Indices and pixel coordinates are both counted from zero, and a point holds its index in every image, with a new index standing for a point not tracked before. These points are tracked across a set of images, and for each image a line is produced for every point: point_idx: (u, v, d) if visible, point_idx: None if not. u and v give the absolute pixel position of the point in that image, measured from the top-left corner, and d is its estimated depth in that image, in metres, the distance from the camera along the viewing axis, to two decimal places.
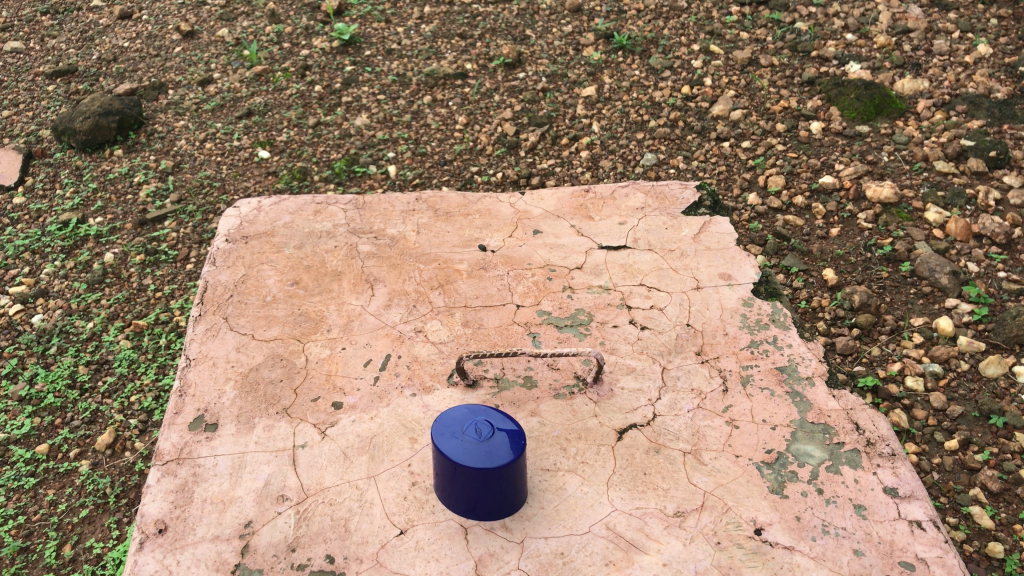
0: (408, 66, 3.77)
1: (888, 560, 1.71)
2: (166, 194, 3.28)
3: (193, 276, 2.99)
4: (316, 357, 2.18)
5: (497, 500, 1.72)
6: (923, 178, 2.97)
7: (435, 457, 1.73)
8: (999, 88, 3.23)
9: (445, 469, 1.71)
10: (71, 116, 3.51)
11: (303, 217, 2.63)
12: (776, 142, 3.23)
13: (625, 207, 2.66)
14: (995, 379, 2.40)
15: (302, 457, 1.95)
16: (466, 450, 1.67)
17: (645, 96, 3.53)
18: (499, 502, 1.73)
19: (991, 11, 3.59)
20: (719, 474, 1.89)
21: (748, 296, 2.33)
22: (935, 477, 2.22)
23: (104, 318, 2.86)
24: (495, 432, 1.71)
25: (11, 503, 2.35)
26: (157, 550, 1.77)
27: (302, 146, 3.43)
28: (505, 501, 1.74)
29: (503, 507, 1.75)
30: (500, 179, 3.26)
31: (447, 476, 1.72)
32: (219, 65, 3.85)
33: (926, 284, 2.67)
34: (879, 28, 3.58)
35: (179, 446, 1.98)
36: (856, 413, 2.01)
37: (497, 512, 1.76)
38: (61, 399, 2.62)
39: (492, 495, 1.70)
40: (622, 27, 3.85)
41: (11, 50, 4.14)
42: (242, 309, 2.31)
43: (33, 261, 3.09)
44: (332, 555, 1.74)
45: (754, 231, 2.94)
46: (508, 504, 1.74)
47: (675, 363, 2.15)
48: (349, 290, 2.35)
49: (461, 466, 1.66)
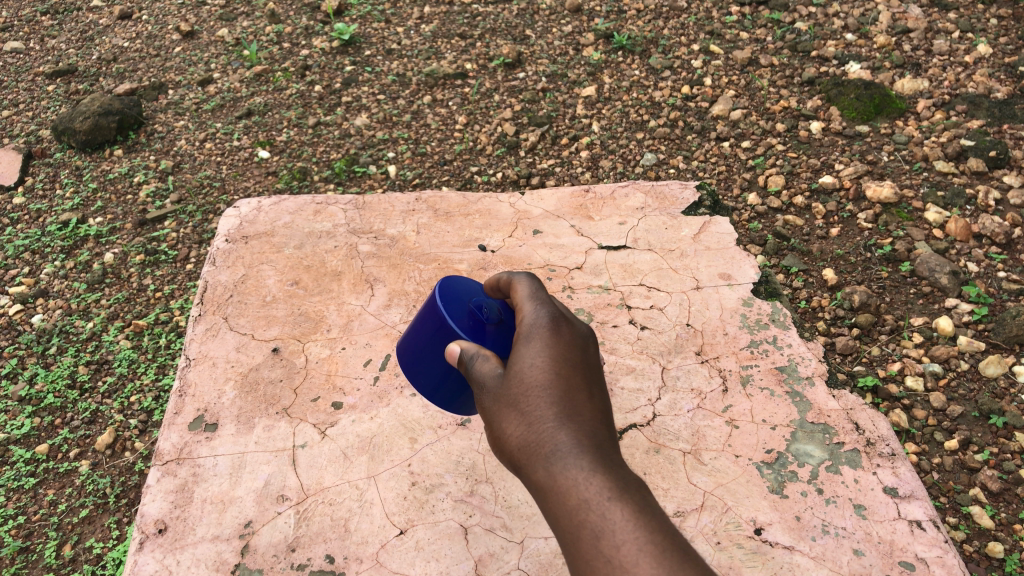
0: (407, 66, 3.77)
1: (888, 560, 1.72)
2: (166, 194, 3.28)
3: (193, 276, 2.99)
4: (316, 357, 2.18)
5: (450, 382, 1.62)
6: (923, 178, 2.97)
7: (429, 318, 1.61)
8: (999, 88, 3.23)
9: (430, 316, 1.60)
10: (71, 116, 3.51)
11: (302, 217, 2.62)
12: (775, 142, 3.23)
13: (625, 207, 2.65)
14: (995, 379, 2.41)
15: (302, 457, 1.95)
16: (467, 319, 1.55)
17: (645, 96, 3.53)
18: (448, 385, 1.63)
19: (991, 10, 3.59)
20: (719, 474, 1.89)
21: (748, 296, 2.33)
22: (935, 477, 2.22)
23: (105, 318, 2.86)
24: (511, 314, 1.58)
25: (12, 503, 2.36)
26: (157, 550, 1.78)
27: (302, 146, 3.43)
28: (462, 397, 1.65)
29: (446, 397, 1.66)
30: (500, 179, 3.26)
31: (426, 323, 1.62)
32: (219, 65, 3.85)
33: (926, 284, 2.67)
34: (879, 28, 3.58)
35: (179, 446, 1.98)
36: (856, 413, 2.02)
37: (434, 394, 1.67)
38: (61, 399, 2.62)
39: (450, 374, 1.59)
40: (622, 27, 3.85)
41: (11, 50, 4.14)
42: (242, 309, 2.32)
43: (33, 261, 3.09)
44: (332, 555, 1.76)
45: (755, 231, 2.93)
46: (451, 398, 1.65)
47: (675, 363, 2.15)
48: (349, 290, 2.36)
49: (448, 322, 1.54)
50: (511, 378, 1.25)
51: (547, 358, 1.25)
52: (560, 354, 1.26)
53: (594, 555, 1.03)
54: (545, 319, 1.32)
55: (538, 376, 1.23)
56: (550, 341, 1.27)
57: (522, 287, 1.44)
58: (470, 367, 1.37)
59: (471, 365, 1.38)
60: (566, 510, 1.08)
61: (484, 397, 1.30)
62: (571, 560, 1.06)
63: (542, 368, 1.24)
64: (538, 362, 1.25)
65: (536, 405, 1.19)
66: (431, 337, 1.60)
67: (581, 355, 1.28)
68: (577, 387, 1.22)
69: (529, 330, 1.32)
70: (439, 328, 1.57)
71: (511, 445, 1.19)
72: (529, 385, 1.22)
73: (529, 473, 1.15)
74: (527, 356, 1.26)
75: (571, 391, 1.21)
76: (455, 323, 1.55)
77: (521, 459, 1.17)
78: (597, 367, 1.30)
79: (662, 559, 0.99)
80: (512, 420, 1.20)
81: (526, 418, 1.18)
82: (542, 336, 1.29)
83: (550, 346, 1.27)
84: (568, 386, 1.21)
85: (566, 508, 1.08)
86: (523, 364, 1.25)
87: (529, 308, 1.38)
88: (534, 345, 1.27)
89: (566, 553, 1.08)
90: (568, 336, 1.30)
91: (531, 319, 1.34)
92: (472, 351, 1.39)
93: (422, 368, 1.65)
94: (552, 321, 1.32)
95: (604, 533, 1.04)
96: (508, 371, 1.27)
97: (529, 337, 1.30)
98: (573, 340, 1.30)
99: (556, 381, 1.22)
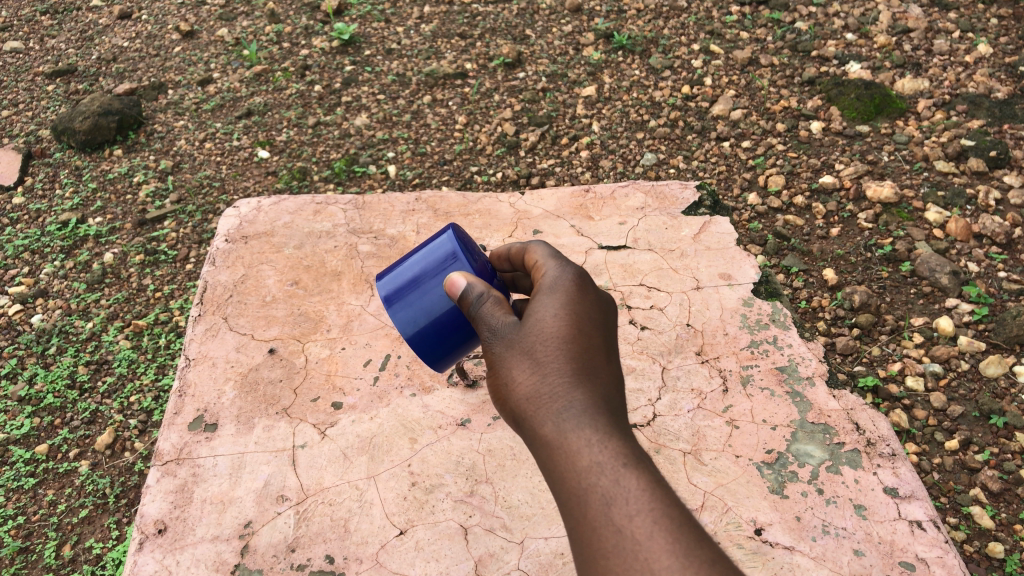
0: (407, 66, 3.76)
1: (888, 560, 1.72)
2: (166, 194, 3.28)
3: (193, 276, 2.99)
4: (316, 357, 2.18)
5: (450, 327, 1.60)
6: (923, 178, 2.96)
7: (438, 259, 1.61)
8: (999, 88, 3.23)
9: (438, 257, 1.61)
10: (70, 115, 3.50)
11: (302, 217, 2.61)
12: (775, 142, 3.23)
13: (625, 207, 2.65)
14: (995, 379, 2.40)
15: (302, 457, 1.95)
16: (479, 262, 1.63)
17: (645, 95, 3.52)
18: (443, 332, 1.61)
19: (991, 10, 3.59)
20: (719, 474, 1.89)
21: (748, 296, 2.33)
22: (935, 477, 2.23)
23: (104, 318, 2.86)
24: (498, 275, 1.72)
25: (12, 503, 2.36)
26: (157, 550, 1.78)
27: (302, 146, 3.43)
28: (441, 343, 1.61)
29: (434, 346, 1.62)
30: (500, 179, 3.26)
31: (431, 262, 1.61)
32: (219, 65, 3.84)
33: (926, 284, 2.66)
34: (879, 28, 3.58)
35: (179, 446, 1.98)
36: (856, 413, 2.01)
37: (420, 344, 1.62)
38: (61, 399, 2.62)
39: (455, 314, 1.59)
40: (622, 27, 3.84)
41: (11, 50, 4.14)
42: (242, 309, 2.31)
43: (33, 261, 3.09)
44: (332, 555, 1.76)
45: (755, 231, 2.92)
46: (441, 347, 1.62)
47: (675, 363, 2.15)
48: (349, 290, 2.35)
49: (467, 259, 1.59)
50: (529, 330, 1.30)
51: (568, 316, 1.29)
52: (576, 315, 1.30)
53: (603, 518, 1.08)
54: (569, 276, 1.36)
55: (557, 332, 1.27)
56: (572, 299, 1.32)
57: (542, 245, 1.49)
58: (477, 308, 1.41)
59: (479, 307, 1.41)
60: (574, 468, 1.14)
61: (495, 342, 1.34)
62: (577, 520, 1.12)
63: (562, 325, 1.28)
64: (555, 319, 1.29)
65: (551, 362, 1.24)
66: (437, 277, 1.59)
67: (601, 320, 1.33)
68: (593, 352, 1.27)
69: (551, 284, 1.36)
70: (453, 266, 1.59)
71: (523, 397, 1.25)
72: (547, 341, 1.27)
73: (537, 424, 1.22)
74: (545, 311, 1.30)
75: (588, 356, 1.26)
76: (471, 261, 1.60)
77: (532, 411, 1.23)
78: (613, 333, 1.35)
79: (675, 533, 1.04)
80: (524, 373, 1.26)
81: (539, 374, 1.24)
82: (562, 294, 1.33)
83: (570, 305, 1.31)
84: (586, 350, 1.27)
85: (577, 468, 1.14)
86: (543, 318, 1.30)
87: (551, 263, 1.42)
88: (556, 300, 1.32)
89: (571, 511, 1.13)
90: (587, 298, 1.34)
91: (554, 274, 1.38)
92: (480, 290, 1.42)
93: (415, 312, 1.60)
94: (576, 278, 1.36)
95: (616, 499, 1.09)
96: (525, 323, 1.32)
97: (551, 291, 1.34)
98: (593, 302, 1.34)
99: (573, 341, 1.27)
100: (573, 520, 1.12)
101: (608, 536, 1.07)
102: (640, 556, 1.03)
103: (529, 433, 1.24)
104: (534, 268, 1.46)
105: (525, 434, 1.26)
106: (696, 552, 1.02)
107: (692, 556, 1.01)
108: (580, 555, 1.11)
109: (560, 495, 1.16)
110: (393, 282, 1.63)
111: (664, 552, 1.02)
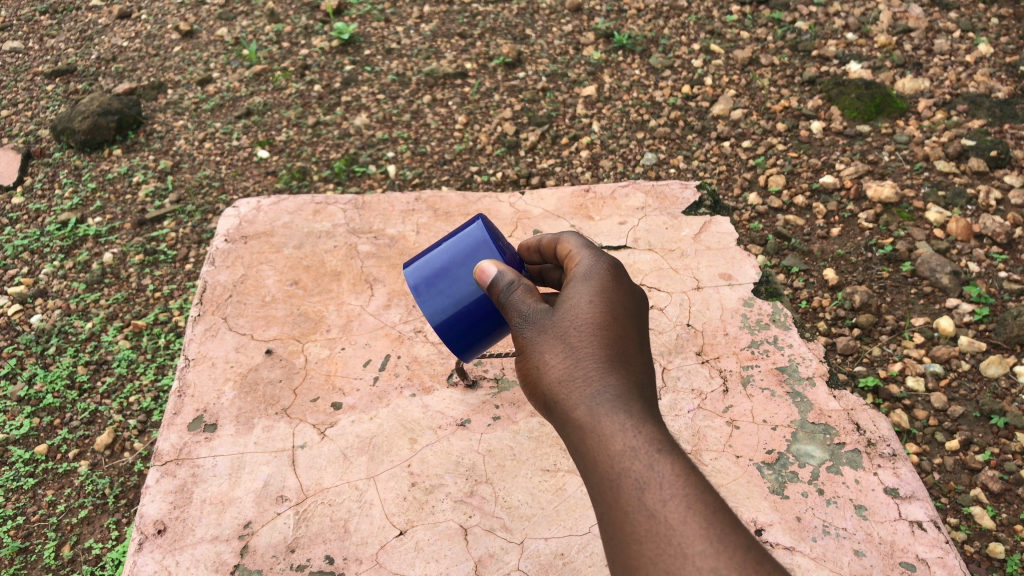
0: (407, 66, 3.75)
1: (888, 561, 1.72)
2: (165, 194, 3.27)
3: (193, 276, 2.98)
4: (316, 357, 2.17)
5: (479, 315, 1.60)
6: (923, 178, 2.96)
7: (466, 247, 1.61)
8: (999, 88, 3.23)
9: (465, 245, 1.61)
10: (70, 115, 3.49)
11: (302, 217, 2.61)
12: (775, 142, 3.22)
13: (625, 207, 2.64)
14: (995, 380, 2.40)
15: (301, 457, 1.94)
16: (509, 252, 1.64)
17: (645, 95, 3.52)
18: (471, 321, 1.61)
19: (992, 10, 3.59)
20: (720, 474, 1.89)
21: (748, 296, 2.32)
22: (935, 477, 2.23)
23: (104, 318, 2.85)
24: (525, 266, 1.74)
25: (11, 503, 2.36)
26: (156, 550, 1.78)
27: (302, 146, 3.42)
28: (472, 333, 1.63)
29: (461, 335, 1.62)
30: (500, 179, 3.26)
31: (457, 251, 1.61)
32: (219, 65, 3.84)
33: (926, 284, 2.66)
34: (880, 28, 3.57)
35: (178, 446, 1.97)
36: (856, 413, 2.01)
37: (448, 332, 1.62)
38: (61, 399, 2.61)
39: (484, 302, 1.59)
40: (622, 27, 3.84)
41: (10, 50, 4.13)
42: (242, 309, 2.31)
43: (33, 261, 3.08)
44: (332, 555, 1.75)
45: (754, 231, 2.92)
46: (469, 336, 1.63)
47: (675, 363, 2.15)
48: (349, 290, 2.35)
49: (497, 248, 1.59)
50: (562, 316, 1.32)
51: (602, 303, 1.32)
52: (608, 304, 1.33)
53: (635, 503, 1.09)
54: (604, 265, 1.40)
55: (591, 319, 1.30)
56: (606, 288, 1.35)
57: (575, 237, 1.53)
58: (507, 296, 1.41)
59: (508, 294, 1.41)
60: (607, 454, 1.16)
61: (524, 326, 1.36)
62: (608, 504, 1.13)
63: (596, 312, 1.31)
64: (588, 306, 1.32)
65: (584, 349, 1.27)
66: (467, 266, 1.60)
67: (632, 310, 1.36)
68: (625, 339, 1.30)
69: (586, 273, 1.39)
70: (483, 254, 1.59)
71: (556, 382, 1.27)
72: (581, 327, 1.30)
73: (569, 407, 1.24)
74: (580, 299, 1.34)
75: (622, 343, 1.29)
76: (502, 251, 1.61)
77: (564, 395, 1.26)
78: (643, 324, 1.38)
79: (708, 518, 1.05)
80: (557, 358, 1.29)
81: (572, 360, 1.27)
82: (593, 282, 1.36)
83: (602, 292, 1.34)
84: (619, 338, 1.29)
85: (612, 452, 1.15)
86: (577, 305, 1.33)
87: (585, 254, 1.46)
88: (590, 289, 1.35)
89: (603, 494, 1.14)
90: (619, 288, 1.36)
91: (588, 264, 1.42)
92: (510, 278, 1.43)
93: (444, 301, 1.61)
94: (610, 268, 1.39)
95: (650, 484, 1.10)
96: (558, 309, 1.34)
97: (586, 280, 1.37)
98: (626, 292, 1.37)
99: (605, 328, 1.29)
100: (605, 504, 1.13)
101: (641, 521, 1.08)
102: (673, 540, 1.04)
103: (561, 417, 1.26)
104: (568, 257, 1.49)
105: (556, 419, 1.28)
106: (730, 538, 1.03)
107: (726, 541, 1.02)
108: (612, 539, 1.11)
109: (592, 479, 1.17)
110: (422, 271, 1.64)
111: (698, 537, 1.03)
